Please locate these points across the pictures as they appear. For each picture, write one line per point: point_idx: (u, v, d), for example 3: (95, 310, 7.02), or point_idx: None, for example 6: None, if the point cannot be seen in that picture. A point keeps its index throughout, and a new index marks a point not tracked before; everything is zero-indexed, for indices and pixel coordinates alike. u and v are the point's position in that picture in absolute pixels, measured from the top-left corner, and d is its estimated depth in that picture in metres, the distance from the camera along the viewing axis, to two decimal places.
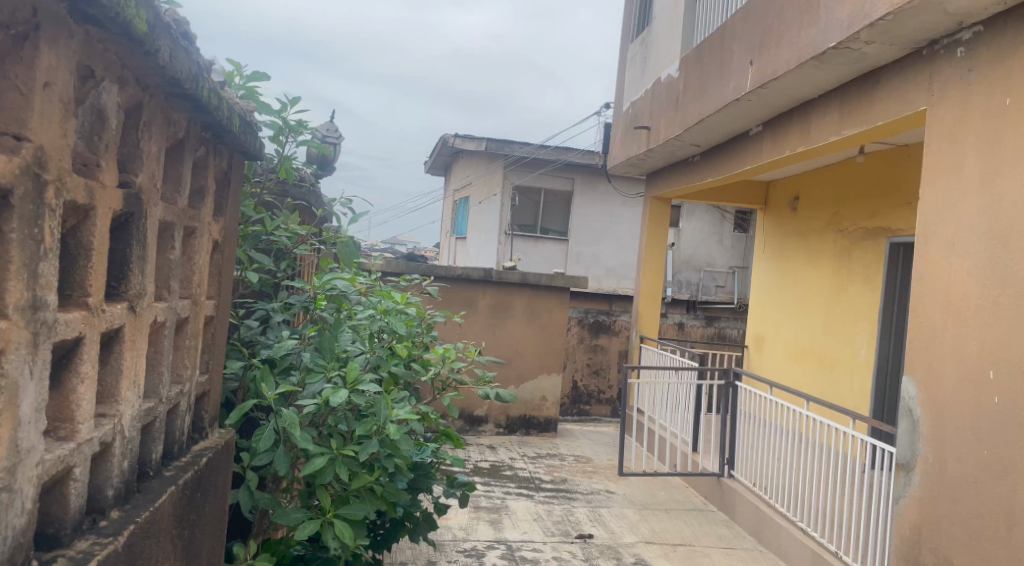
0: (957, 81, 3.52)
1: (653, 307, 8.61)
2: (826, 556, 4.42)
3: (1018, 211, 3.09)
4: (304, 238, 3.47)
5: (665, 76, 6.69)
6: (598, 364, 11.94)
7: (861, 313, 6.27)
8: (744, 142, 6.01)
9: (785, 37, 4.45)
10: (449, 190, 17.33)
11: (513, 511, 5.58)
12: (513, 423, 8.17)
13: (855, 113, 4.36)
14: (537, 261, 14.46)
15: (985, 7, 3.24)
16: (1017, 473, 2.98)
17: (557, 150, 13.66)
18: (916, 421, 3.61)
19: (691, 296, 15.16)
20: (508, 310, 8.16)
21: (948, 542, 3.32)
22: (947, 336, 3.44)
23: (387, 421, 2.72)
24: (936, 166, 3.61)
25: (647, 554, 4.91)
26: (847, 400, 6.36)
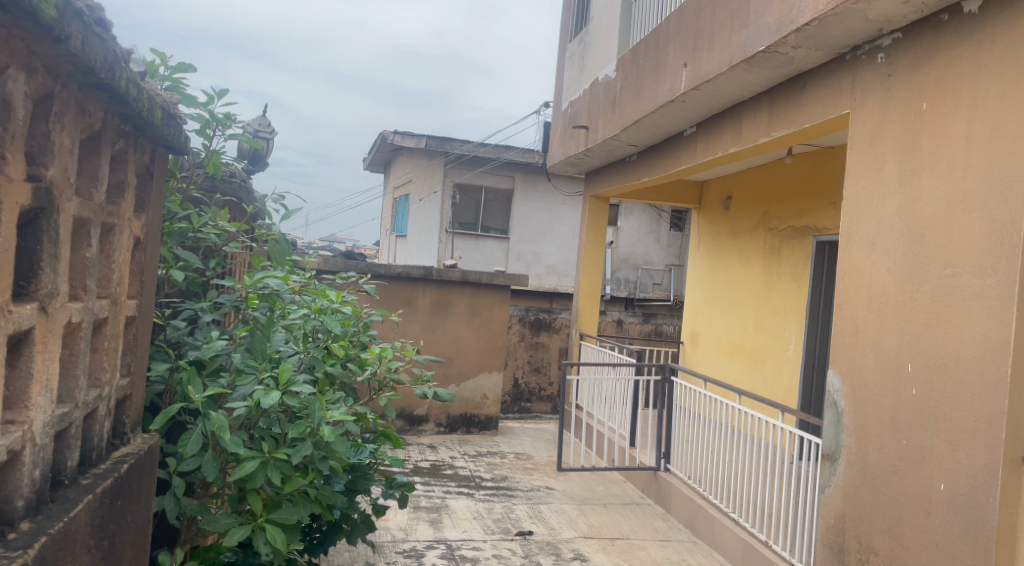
0: (878, 86, 3.66)
1: (592, 305, 8.69)
2: (757, 546, 4.54)
3: (934, 210, 3.23)
4: (234, 235, 3.37)
5: (603, 76, 6.76)
6: (539, 361, 12.02)
7: (790, 309, 6.48)
8: (679, 142, 6.12)
9: (717, 40, 4.55)
10: (389, 187, 17.12)
11: (453, 510, 5.56)
12: (453, 422, 8.13)
13: (784, 115, 4.50)
14: (478, 259, 14.43)
15: (903, 15, 3.38)
16: (934, 461, 3.12)
17: (498, 148, 13.67)
18: (840, 413, 3.74)
19: (630, 294, 15.40)
20: (449, 308, 8.12)
21: (870, 528, 3.46)
22: (869, 331, 3.57)
23: (322, 422, 2.65)
24: (859, 167, 3.75)
25: (585, 549, 4.96)
26: (776, 394, 6.56)
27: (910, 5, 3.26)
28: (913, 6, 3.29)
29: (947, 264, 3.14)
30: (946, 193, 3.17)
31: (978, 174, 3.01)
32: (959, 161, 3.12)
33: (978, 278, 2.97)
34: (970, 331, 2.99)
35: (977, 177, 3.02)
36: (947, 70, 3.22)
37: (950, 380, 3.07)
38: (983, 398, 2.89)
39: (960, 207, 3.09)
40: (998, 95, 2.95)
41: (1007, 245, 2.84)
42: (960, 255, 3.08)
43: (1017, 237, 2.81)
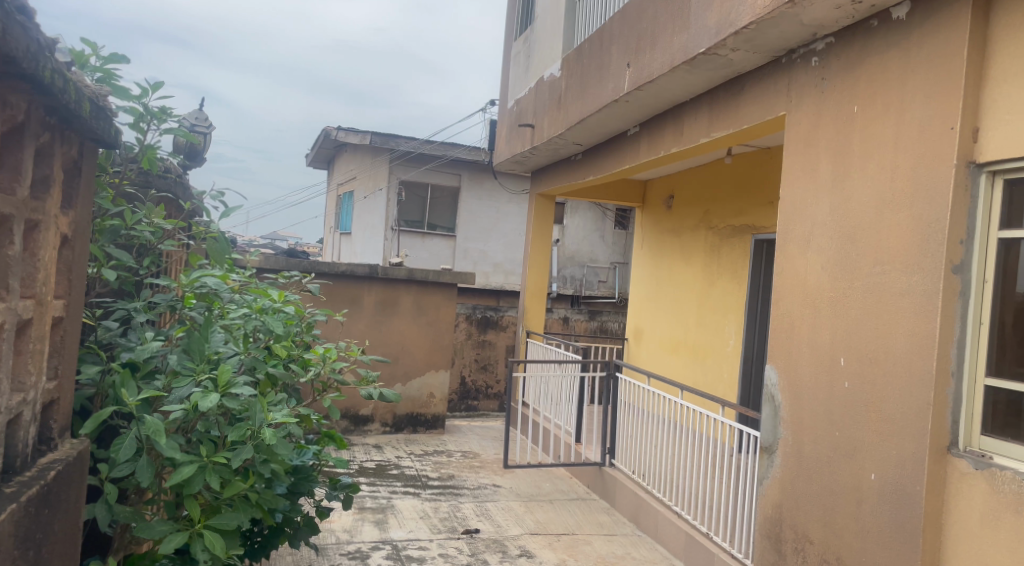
0: (812, 89, 3.78)
1: (539, 302, 8.74)
2: (698, 538, 4.64)
3: (865, 210, 3.35)
4: (170, 232, 3.26)
5: (548, 75, 6.79)
6: (485, 359, 12.03)
7: (730, 305, 6.64)
8: (623, 141, 6.20)
9: (660, 41, 4.62)
10: (333, 184, 16.85)
11: (399, 510, 5.51)
12: (399, 422, 8.07)
13: (723, 116, 4.60)
14: (424, 256, 14.33)
15: (836, 20, 3.50)
16: (865, 451, 3.24)
17: (443, 146, 13.63)
18: (777, 407, 3.85)
19: (575, 291, 15.55)
20: (394, 306, 8.04)
21: (805, 518, 3.58)
22: (805, 325, 3.69)
23: (263, 425, 2.60)
24: (794, 168, 3.87)
25: (532, 545, 4.98)
26: (717, 388, 6.71)
27: (843, 10, 3.38)
28: (845, 12, 3.40)
29: (877, 262, 3.26)
30: (876, 193, 3.29)
31: (905, 175, 3.13)
32: (888, 162, 3.24)
33: (905, 274, 3.09)
34: (898, 326, 3.11)
35: (904, 178, 3.14)
36: (878, 74, 3.34)
37: (880, 373, 3.19)
38: (911, 390, 3.01)
39: (890, 207, 3.21)
40: (924, 99, 3.08)
41: (933, 243, 2.97)
42: (888, 252, 3.20)
43: (942, 236, 2.93)
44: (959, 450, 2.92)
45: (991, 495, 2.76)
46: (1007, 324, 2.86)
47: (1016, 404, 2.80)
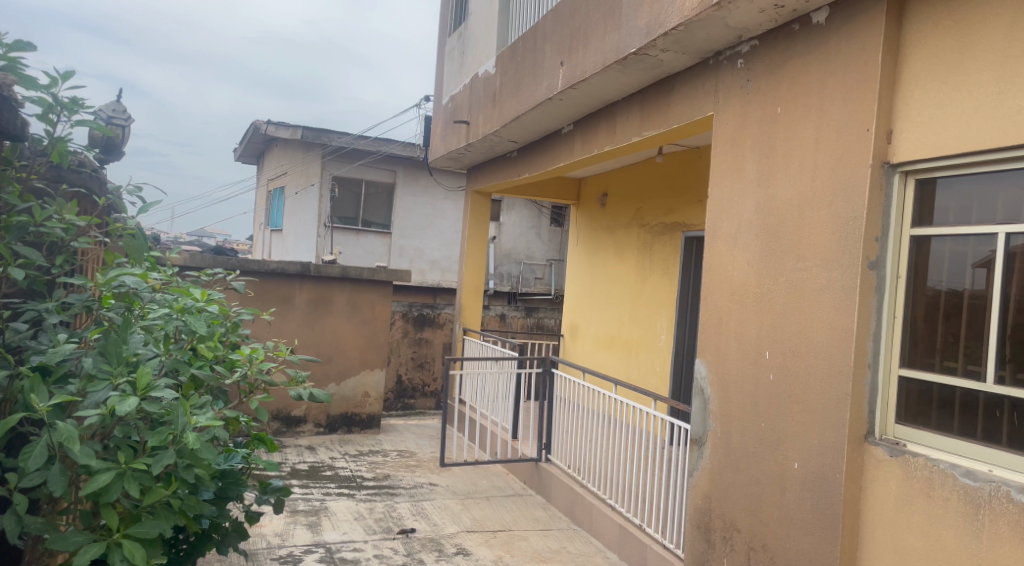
0: (738, 90, 3.88)
1: (475, 299, 8.72)
2: (631, 530, 4.72)
3: (788, 208, 3.46)
4: (84, 230, 3.10)
5: (482, 72, 6.78)
6: (422, 357, 11.94)
7: (661, 301, 6.77)
8: (557, 139, 6.24)
9: (592, 40, 4.66)
10: (263, 179, 16.39)
11: (333, 512, 5.42)
12: (333, 422, 7.93)
13: (654, 115, 4.68)
14: (359, 254, 14.12)
15: (760, 24, 3.60)
16: (789, 442, 3.35)
17: (377, 141, 13.48)
18: (706, 400, 3.95)
19: (512, 288, 15.61)
20: (327, 305, 7.89)
21: (733, 508, 3.68)
22: (731, 320, 3.79)
23: (185, 429, 2.51)
24: (722, 167, 3.96)
25: (468, 543, 4.97)
26: (650, 382, 6.84)
27: (766, 14, 3.48)
28: (769, 16, 3.51)
29: (799, 258, 3.37)
30: (799, 192, 3.40)
31: (825, 174, 3.25)
32: (809, 163, 3.35)
33: (826, 270, 3.21)
34: (819, 320, 3.22)
35: (825, 178, 3.26)
36: (799, 76, 3.45)
37: (803, 366, 3.30)
38: (831, 382, 3.13)
39: (811, 205, 3.32)
40: (842, 102, 3.20)
41: (851, 240, 3.08)
42: (810, 249, 3.31)
43: (859, 233, 3.06)
44: (875, 439, 3.05)
45: (905, 480, 2.90)
46: (919, 317, 3.00)
47: (927, 394, 2.95)
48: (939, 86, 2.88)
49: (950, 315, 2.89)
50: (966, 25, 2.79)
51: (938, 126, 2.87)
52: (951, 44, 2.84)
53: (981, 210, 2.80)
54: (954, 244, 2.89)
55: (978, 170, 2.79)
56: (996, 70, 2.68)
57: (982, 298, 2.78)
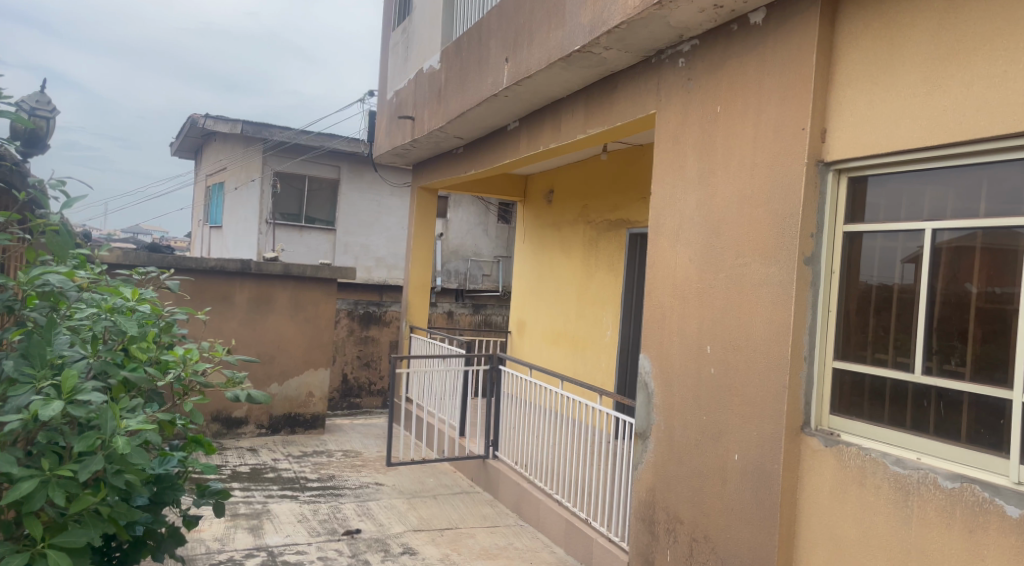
0: (679, 88, 3.94)
1: (422, 296, 8.65)
2: (578, 524, 4.75)
3: (728, 204, 3.52)
4: (4, 226, 2.95)
5: (427, 67, 6.72)
6: (368, 356, 11.80)
7: (607, 297, 6.83)
8: (503, 136, 6.23)
9: (536, 36, 4.67)
10: (202, 174, 15.93)
11: (275, 514, 5.31)
12: (276, 422, 7.77)
13: (598, 113, 4.71)
14: (302, 251, 13.86)
15: (700, 23, 3.66)
16: (729, 434, 3.42)
17: (321, 136, 13.21)
18: (650, 394, 4.00)
19: (460, 285, 15.55)
20: (269, 303, 7.72)
21: (676, 500, 3.74)
22: (674, 316, 3.85)
23: (114, 433, 2.42)
24: (664, 164, 4.02)
25: (415, 542, 4.93)
26: (596, 377, 6.91)
27: (706, 14, 3.53)
28: (708, 16, 3.57)
29: (739, 255, 3.43)
30: (738, 189, 3.46)
31: (763, 172, 3.32)
32: (748, 161, 3.42)
33: (764, 266, 3.28)
34: (757, 315, 3.29)
35: (762, 176, 3.33)
36: (738, 76, 3.52)
37: (742, 360, 3.37)
38: (769, 375, 3.20)
39: (749, 203, 3.39)
40: (779, 102, 3.27)
41: (788, 236, 3.16)
42: (749, 246, 3.38)
43: (795, 230, 3.13)
44: (811, 430, 3.14)
45: (839, 469, 2.98)
46: (852, 311, 3.10)
47: (859, 385, 3.04)
48: (870, 87, 2.97)
49: (881, 308, 2.98)
50: (895, 28, 2.88)
51: (869, 126, 2.95)
52: (881, 46, 2.93)
53: (909, 208, 2.90)
54: (884, 240, 2.98)
55: (907, 169, 2.89)
56: (923, 72, 2.77)
57: (910, 293, 2.87)
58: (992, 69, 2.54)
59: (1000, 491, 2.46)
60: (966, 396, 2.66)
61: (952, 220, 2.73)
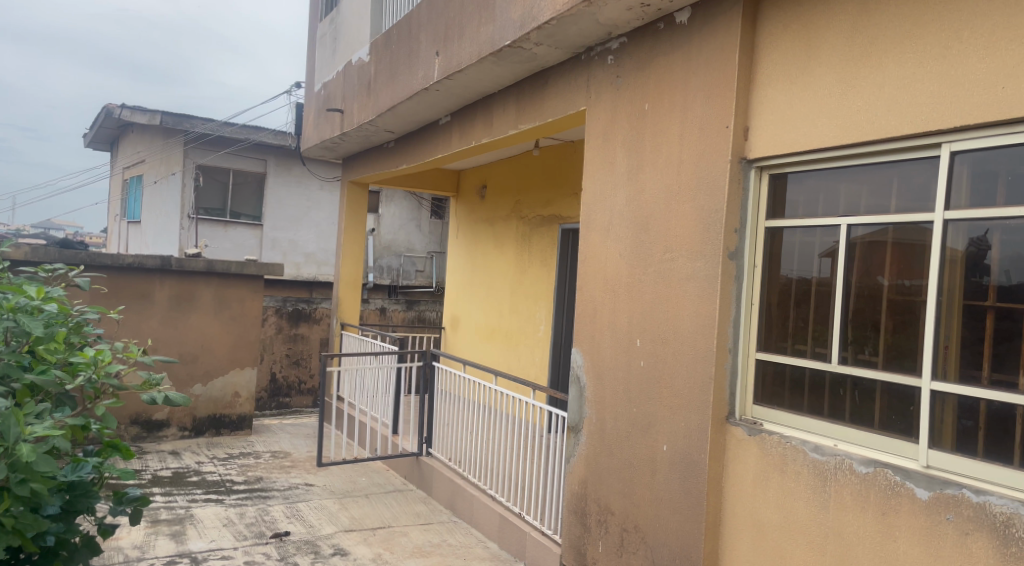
0: (608, 85, 3.98)
1: (353, 293, 8.51)
2: (511, 519, 4.76)
3: (656, 200, 3.58)
4: None
5: (356, 59, 6.60)
6: (297, 354, 11.55)
7: (540, 293, 6.87)
8: (434, 130, 6.18)
9: (467, 31, 4.63)
10: (118, 168, 15.24)
11: (199, 519, 5.13)
12: (200, 424, 7.52)
13: (530, 108, 4.72)
14: (227, 247, 13.44)
15: (628, 21, 3.70)
16: (658, 425, 3.48)
17: (246, 128, 12.88)
18: (582, 388, 4.04)
19: (392, 282, 15.38)
20: (192, 301, 7.44)
21: (607, 491, 3.79)
22: (605, 310, 3.89)
23: (18, 440, 2.30)
24: (595, 160, 4.05)
25: (346, 542, 4.85)
26: (530, 372, 6.95)
27: (634, 12, 3.58)
28: (636, 14, 3.61)
29: (667, 249, 3.49)
30: (665, 185, 3.53)
31: (689, 169, 3.38)
32: (675, 157, 3.48)
33: (691, 260, 3.34)
34: (684, 309, 3.36)
35: (689, 172, 3.39)
36: (664, 74, 3.58)
37: (670, 353, 3.44)
38: (696, 366, 3.27)
39: (676, 199, 3.45)
40: (704, 99, 3.34)
41: (713, 232, 3.23)
42: (677, 241, 3.44)
43: (720, 225, 3.20)
44: (736, 419, 3.22)
45: (762, 457, 3.08)
46: (773, 304, 3.20)
47: (781, 375, 3.14)
48: (790, 86, 3.06)
49: (800, 301, 3.08)
50: (812, 30, 2.98)
51: (789, 124, 3.04)
52: (800, 48, 3.03)
53: (826, 204, 3.00)
54: (803, 235, 3.08)
55: (825, 167, 2.99)
56: (839, 73, 2.87)
57: (827, 286, 2.98)
58: (902, 71, 2.65)
59: (910, 475, 2.57)
60: (879, 384, 2.77)
61: (866, 215, 2.84)
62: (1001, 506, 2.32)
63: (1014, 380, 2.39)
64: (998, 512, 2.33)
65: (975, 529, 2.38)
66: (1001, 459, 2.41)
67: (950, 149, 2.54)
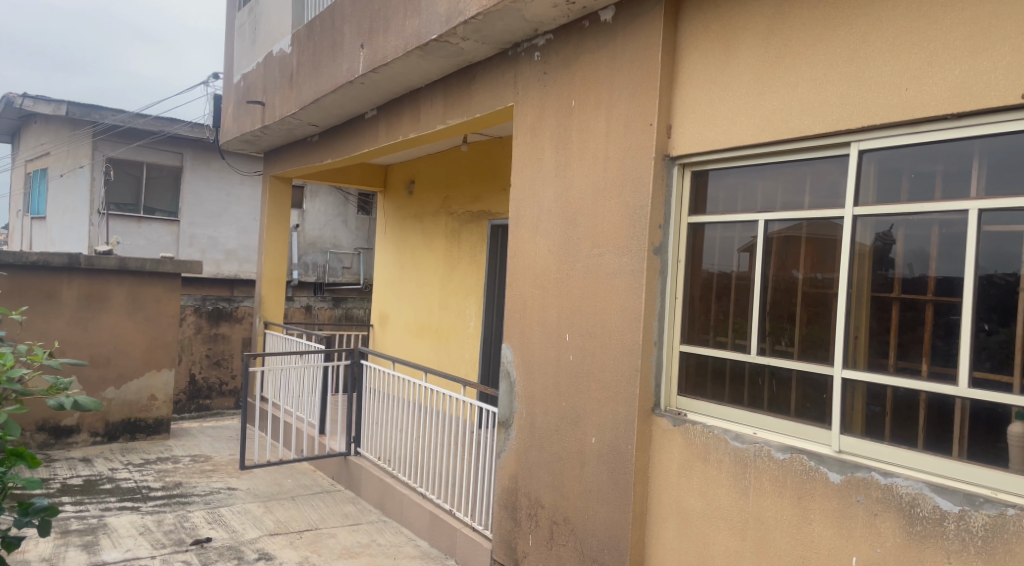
0: (535, 82, 4.00)
1: (277, 290, 8.28)
2: (442, 516, 4.74)
3: (583, 197, 3.62)
4: None
5: (277, 50, 6.41)
6: (218, 355, 11.18)
7: (470, 289, 6.86)
8: (360, 124, 6.07)
9: (392, 24, 4.57)
10: (20, 160, 14.38)
11: (113, 529, 4.90)
12: (113, 429, 7.18)
13: (457, 103, 4.70)
14: (141, 244, 12.88)
15: (554, 18, 3.73)
16: (587, 418, 3.52)
17: (160, 120, 12.34)
18: (512, 383, 4.05)
19: (319, 279, 15.06)
20: (102, 301, 7.09)
21: (537, 484, 3.82)
22: (534, 305, 3.91)
23: None
24: (523, 156, 4.07)
25: (271, 546, 4.72)
26: (460, 368, 6.93)
27: (559, 9, 3.61)
28: (561, 11, 3.64)
29: (594, 245, 3.54)
30: (592, 182, 3.57)
31: (616, 165, 3.44)
32: (601, 153, 3.52)
33: (617, 256, 3.40)
34: (611, 303, 3.42)
35: (615, 169, 3.45)
36: (590, 72, 3.62)
37: (598, 346, 3.48)
38: (623, 359, 3.34)
39: (603, 195, 3.50)
40: (628, 97, 3.40)
41: (638, 227, 3.29)
42: (603, 237, 3.49)
43: (644, 220, 3.27)
44: (661, 411, 3.30)
45: (686, 446, 3.16)
46: (695, 297, 3.28)
47: (703, 366, 3.23)
48: (710, 85, 3.14)
49: (720, 294, 3.17)
50: (731, 31, 3.07)
51: (710, 122, 3.13)
52: (718, 47, 3.12)
53: (745, 200, 3.10)
54: (723, 230, 3.17)
55: (743, 164, 3.09)
56: (755, 73, 2.96)
57: (746, 280, 3.08)
58: (814, 72, 2.76)
59: (824, 460, 2.68)
60: (795, 372, 2.89)
61: (782, 211, 2.95)
62: (907, 487, 2.46)
63: (917, 366, 2.53)
64: (904, 493, 2.46)
65: (883, 510, 2.51)
66: (906, 443, 2.55)
67: (859, 148, 2.66)
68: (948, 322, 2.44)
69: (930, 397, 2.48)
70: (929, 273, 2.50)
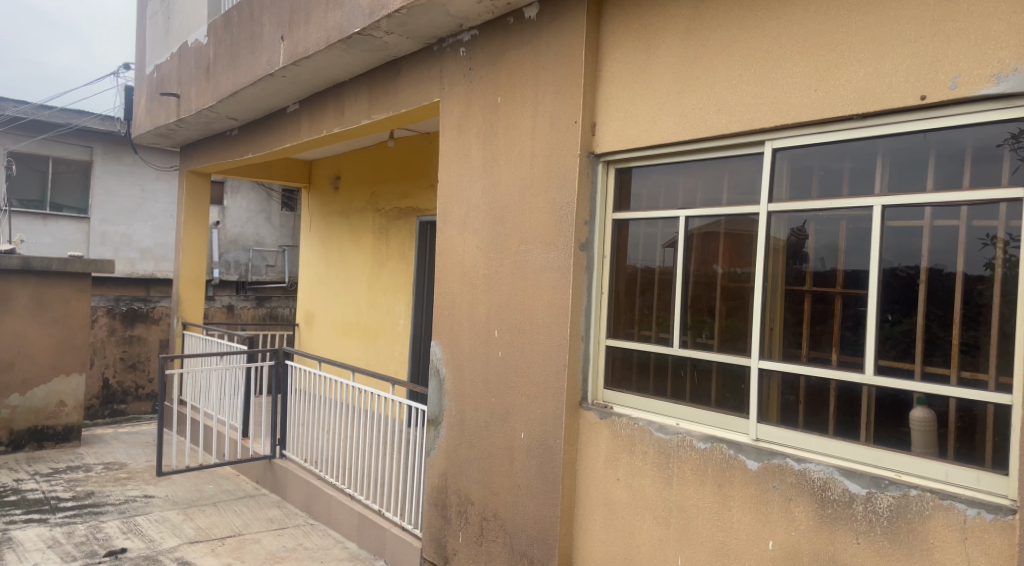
0: (461, 77, 3.98)
1: (196, 289, 7.99)
2: (371, 517, 4.66)
3: (510, 193, 3.63)
4: None
5: (193, 40, 6.17)
6: (134, 357, 10.71)
7: (399, 286, 6.78)
8: (282, 118, 5.92)
9: (313, 16, 4.46)
10: None
11: (19, 543, 4.63)
12: (18, 438, 6.79)
13: (382, 98, 4.64)
14: (48, 242, 12.22)
15: (479, 14, 3.72)
16: (515, 414, 3.54)
17: (66, 112, 11.70)
18: (442, 380, 4.03)
19: (241, 278, 14.60)
20: (4, 302, 6.67)
21: (467, 481, 3.81)
22: (463, 301, 3.90)
23: None
24: (450, 151, 4.04)
25: (191, 554, 4.55)
26: (389, 367, 6.85)
27: (484, 5, 3.60)
28: (486, 7, 3.63)
29: (521, 242, 3.55)
30: (518, 178, 3.58)
31: (542, 162, 3.45)
32: (527, 150, 3.54)
33: (544, 252, 3.42)
34: (539, 299, 3.44)
35: (540, 165, 3.46)
36: (515, 68, 3.63)
37: (526, 342, 3.50)
38: (551, 354, 3.37)
39: (529, 191, 3.52)
40: (553, 94, 3.42)
41: (564, 223, 3.32)
42: (531, 233, 3.50)
43: (571, 216, 3.30)
44: (588, 404, 3.34)
45: (612, 439, 3.21)
46: (620, 292, 3.33)
47: (629, 360, 3.28)
48: (631, 84, 3.20)
49: (645, 289, 3.24)
50: (650, 32, 3.13)
51: (632, 121, 3.19)
52: (639, 47, 3.17)
53: (667, 196, 3.17)
54: (646, 226, 3.23)
55: (665, 162, 3.15)
56: (675, 73, 3.03)
57: (669, 274, 3.15)
58: (731, 73, 2.84)
59: (742, 448, 2.77)
60: (715, 364, 2.97)
61: (702, 208, 3.02)
62: (819, 471, 2.56)
63: (828, 355, 2.64)
64: (816, 477, 2.56)
65: (798, 494, 2.61)
66: (818, 429, 2.66)
67: (772, 147, 2.76)
68: (855, 314, 2.57)
69: (840, 385, 2.60)
70: (838, 267, 2.62)
